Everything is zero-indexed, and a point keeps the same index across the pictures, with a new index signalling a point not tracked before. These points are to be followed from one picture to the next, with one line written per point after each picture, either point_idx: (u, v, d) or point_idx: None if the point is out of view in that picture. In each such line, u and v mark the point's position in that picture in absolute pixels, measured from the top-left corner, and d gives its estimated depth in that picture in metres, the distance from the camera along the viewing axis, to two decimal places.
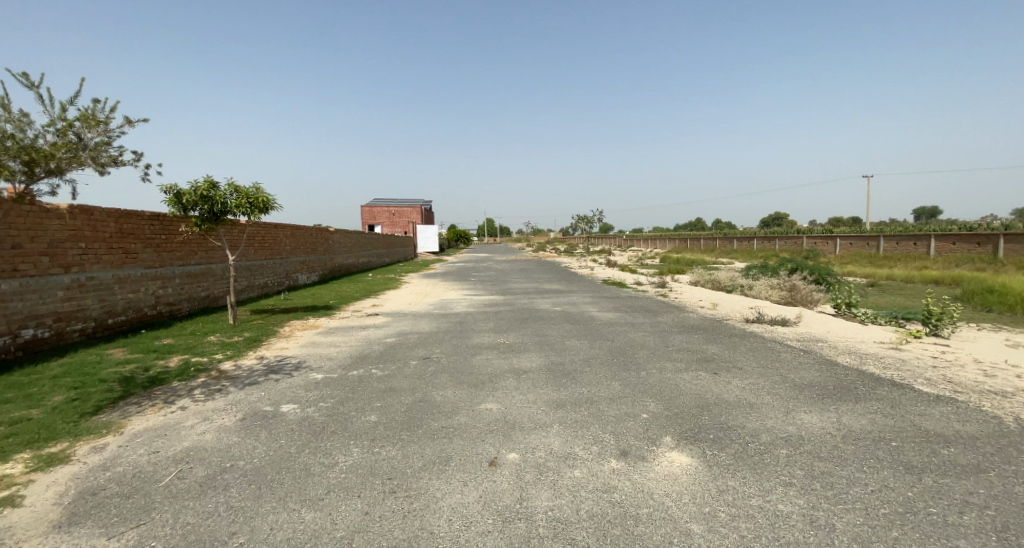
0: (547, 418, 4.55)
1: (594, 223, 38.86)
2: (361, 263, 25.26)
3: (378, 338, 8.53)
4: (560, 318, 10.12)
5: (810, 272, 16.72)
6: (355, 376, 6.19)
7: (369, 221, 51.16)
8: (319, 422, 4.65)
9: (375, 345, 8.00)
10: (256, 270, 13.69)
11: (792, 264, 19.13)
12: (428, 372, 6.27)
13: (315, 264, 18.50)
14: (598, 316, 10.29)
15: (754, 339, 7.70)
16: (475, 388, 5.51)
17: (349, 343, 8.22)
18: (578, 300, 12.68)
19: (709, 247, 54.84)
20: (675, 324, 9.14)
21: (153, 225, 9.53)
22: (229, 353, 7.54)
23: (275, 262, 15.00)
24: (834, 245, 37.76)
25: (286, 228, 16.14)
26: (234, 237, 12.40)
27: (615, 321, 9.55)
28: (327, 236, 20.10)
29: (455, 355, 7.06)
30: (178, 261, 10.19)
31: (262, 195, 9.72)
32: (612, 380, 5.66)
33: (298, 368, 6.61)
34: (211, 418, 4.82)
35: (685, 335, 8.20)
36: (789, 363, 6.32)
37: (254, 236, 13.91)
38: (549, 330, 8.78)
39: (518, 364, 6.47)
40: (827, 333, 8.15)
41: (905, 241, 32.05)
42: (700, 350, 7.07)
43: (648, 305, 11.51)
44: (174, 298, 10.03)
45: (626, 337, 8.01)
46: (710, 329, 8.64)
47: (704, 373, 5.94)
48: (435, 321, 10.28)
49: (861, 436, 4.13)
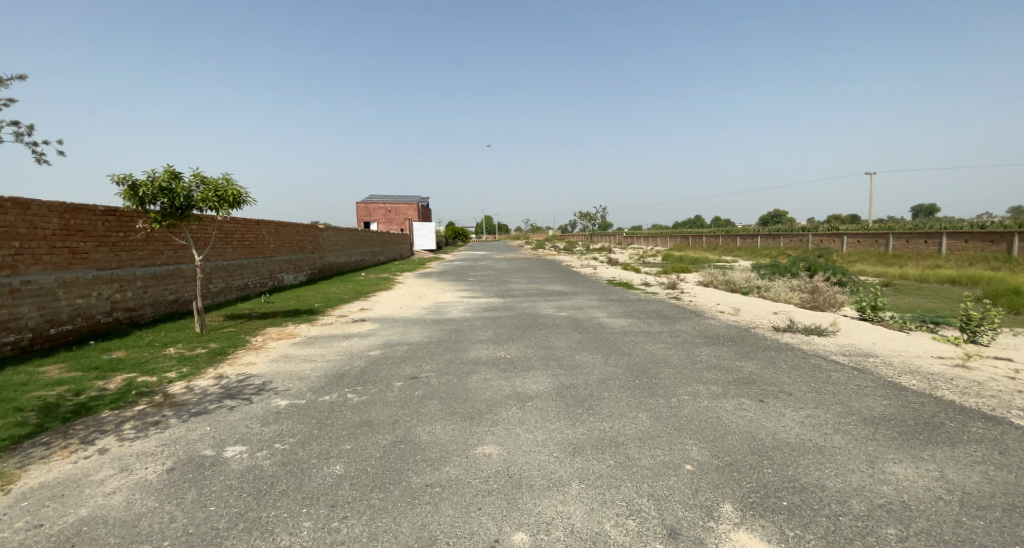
0: (561, 472, 3.50)
1: (596, 220, 37.68)
2: (354, 262, 24.16)
3: (360, 350, 7.47)
4: (567, 325, 9.04)
5: (829, 272, 15.64)
6: (326, 403, 5.12)
7: (365, 218, 50.09)
8: (267, 476, 3.57)
9: (355, 359, 6.93)
10: (234, 270, 12.65)
11: (808, 263, 18.04)
12: (415, 397, 5.20)
13: (303, 264, 17.44)
14: (609, 323, 9.22)
15: (795, 354, 6.64)
16: (470, 422, 4.45)
17: (327, 357, 7.14)
18: (585, 305, 11.59)
19: (711, 245, 53.74)
20: (698, 334, 8.07)
21: (108, 221, 8.52)
22: (184, 370, 6.50)
23: (256, 262, 13.95)
24: (842, 242, 36.71)
25: (269, 224, 15.09)
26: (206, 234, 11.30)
27: (629, 330, 8.49)
28: (317, 234, 19.04)
29: (447, 375, 5.99)
30: (139, 262, 9.14)
31: (232, 187, 8.67)
32: (637, 412, 4.62)
33: (259, 391, 5.55)
34: (131, 468, 3.81)
35: (713, 348, 7.14)
36: (847, 387, 5.26)
37: (233, 233, 12.86)
38: (555, 341, 7.70)
39: (522, 388, 5.40)
40: (875, 345, 7.08)
41: (915, 239, 31.00)
42: (734, 368, 6.01)
43: (662, 310, 10.44)
44: (136, 304, 8.98)
45: (646, 351, 6.95)
46: (738, 340, 7.58)
47: (747, 402, 4.88)
48: (427, 328, 9.20)
49: (987, 503, 3.02)
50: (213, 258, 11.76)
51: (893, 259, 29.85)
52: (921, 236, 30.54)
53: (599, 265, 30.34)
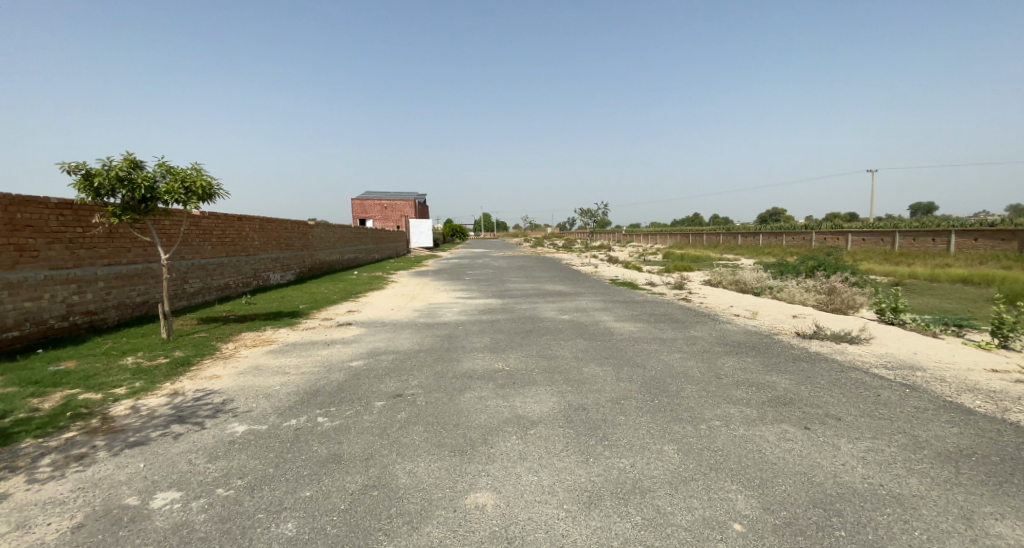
0: (574, 537, 2.75)
1: (597, 217, 36.70)
2: (347, 260, 23.33)
3: (341, 361, 6.66)
4: (570, 331, 8.22)
5: (843, 271, 14.86)
6: (290, 429, 4.32)
7: (360, 215, 49.22)
8: (198, 539, 2.79)
9: (334, 372, 6.12)
10: (213, 269, 11.82)
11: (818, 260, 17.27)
12: (397, 422, 4.41)
13: (290, 262, 16.61)
14: (617, 328, 8.41)
15: (831, 367, 5.86)
16: (459, 458, 3.66)
17: (302, 368, 6.34)
18: (589, 307, 10.80)
19: (712, 243, 52.97)
20: (717, 342, 7.27)
21: (63, 216, 7.70)
22: (136, 385, 5.69)
23: (239, 260, 13.14)
24: (846, 240, 35.99)
25: (253, 220, 14.27)
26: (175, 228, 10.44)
27: (640, 337, 7.69)
28: (305, 230, 18.20)
29: (435, 392, 5.19)
30: (101, 260, 8.34)
31: (201, 178, 7.90)
32: (662, 444, 3.84)
33: (215, 414, 4.74)
34: (31, 522, 3.01)
35: (736, 359, 6.34)
36: (904, 410, 4.48)
37: (211, 229, 12.03)
38: (558, 350, 6.90)
39: (522, 410, 4.60)
40: (918, 355, 6.32)
41: (922, 237, 30.21)
42: (767, 385, 5.21)
43: (673, 314, 9.64)
44: (97, 306, 8.16)
45: (662, 363, 6.15)
46: (763, 349, 6.78)
47: (791, 429, 4.09)
48: (417, 334, 8.39)
49: None
50: (189, 256, 10.95)
51: (900, 257, 29.12)
52: (928, 234, 29.80)
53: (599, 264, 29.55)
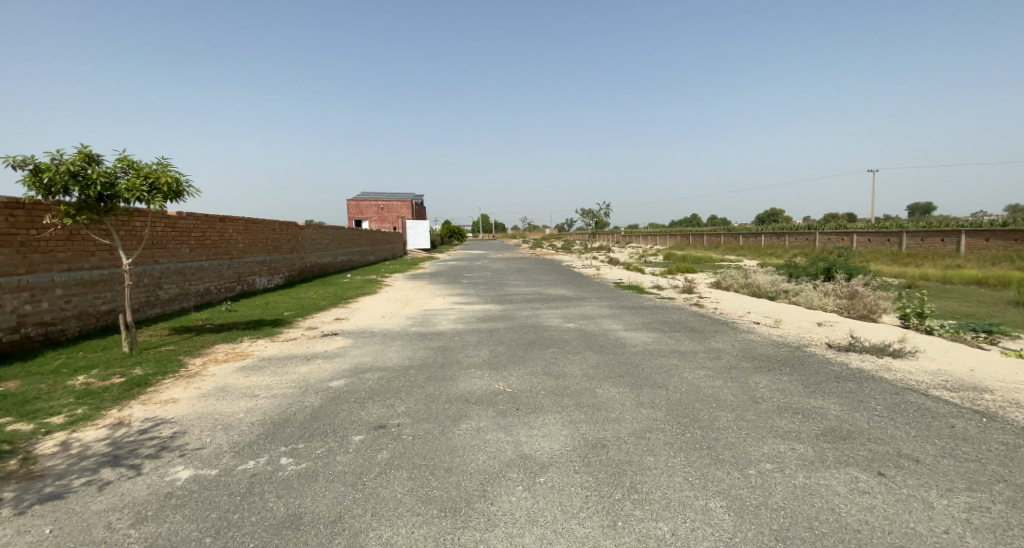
0: None
1: (596, 217, 35.89)
2: (340, 263, 22.51)
3: (318, 380, 5.86)
4: (577, 343, 7.41)
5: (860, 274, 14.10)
6: (244, 477, 3.53)
7: (357, 217, 48.49)
8: None
9: (309, 395, 5.32)
10: (190, 274, 11.00)
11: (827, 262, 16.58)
12: (377, 465, 3.62)
13: (278, 265, 15.82)
14: (629, 339, 7.61)
15: (882, 390, 5.08)
16: (452, 523, 2.88)
17: (273, 389, 5.54)
18: (595, 314, 10.01)
19: (713, 243, 52.29)
20: (744, 355, 6.49)
21: (10, 217, 6.91)
22: (77, 413, 4.91)
23: (221, 263, 12.36)
24: (852, 240, 35.19)
25: (237, 221, 13.48)
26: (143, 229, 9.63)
27: (656, 349, 6.90)
28: (295, 232, 17.42)
29: (424, 423, 4.39)
30: (60, 266, 7.57)
31: (167, 174, 7.14)
32: (708, 500, 3.06)
33: (159, 453, 3.96)
34: None
35: (770, 377, 5.56)
36: (991, 447, 3.69)
37: (189, 230, 11.21)
38: (566, 366, 6.09)
39: (528, 449, 3.80)
40: (977, 372, 5.53)
41: (931, 237, 29.36)
42: (815, 413, 4.42)
43: (688, 322, 8.85)
44: (54, 317, 7.37)
45: (686, 383, 5.36)
46: (797, 365, 6.00)
47: (862, 476, 3.30)
48: (408, 346, 7.58)
49: None
50: (164, 260, 10.18)
51: (908, 258, 28.35)
52: (937, 234, 29.00)
53: (600, 265, 28.75)
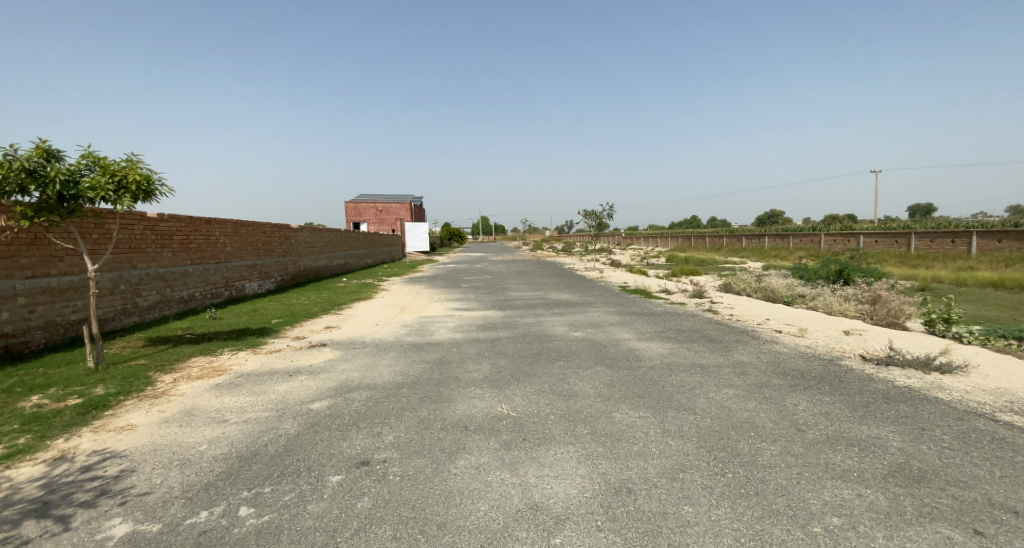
0: None
1: (598, 218, 35.26)
2: (335, 266, 21.86)
3: (298, 401, 5.20)
4: (587, 355, 6.76)
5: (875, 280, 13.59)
6: (192, 536, 2.89)
7: (354, 218, 47.90)
8: None
9: (285, 420, 4.67)
10: (172, 280, 10.34)
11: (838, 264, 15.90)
12: (359, 518, 2.99)
13: (269, 269, 15.15)
14: (643, 351, 6.96)
15: (942, 415, 4.44)
16: None
17: (246, 412, 4.89)
18: (603, 321, 9.35)
19: (716, 245, 51.63)
20: (773, 370, 5.84)
21: None
22: (17, 443, 4.24)
23: (207, 268, 11.72)
24: (857, 241, 34.51)
25: (225, 223, 12.84)
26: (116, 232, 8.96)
27: (674, 363, 6.25)
28: (286, 234, 16.76)
29: (415, 458, 3.75)
30: (22, 272, 6.91)
31: (135, 172, 6.44)
32: None
33: (96, 500, 3.29)
34: None
35: (809, 396, 4.91)
36: None
37: (171, 233, 10.55)
38: (576, 384, 5.44)
39: (539, 495, 3.17)
40: None
41: (940, 238, 28.68)
42: (874, 447, 3.78)
43: (704, 331, 8.20)
44: (16, 327, 6.71)
45: (714, 405, 4.71)
46: (836, 382, 5.36)
47: (954, 540, 2.71)
48: (401, 359, 6.93)
49: None
50: (142, 265, 9.53)
51: (917, 260, 27.64)
52: (947, 235, 28.34)
53: (602, 268, 28.08)
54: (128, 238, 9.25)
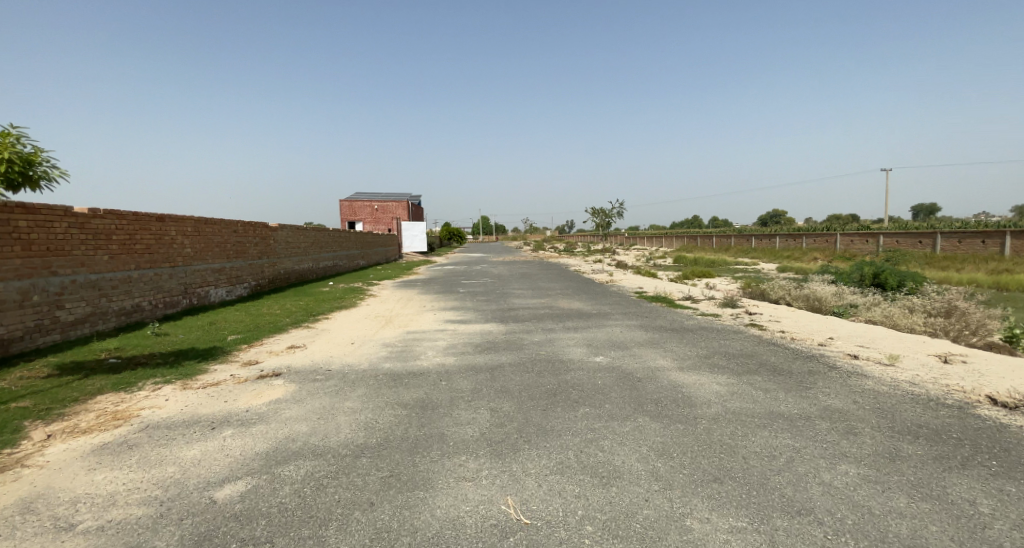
0: None
1: (603, 216, 33.43)
2: (322, 269, 20.17)
3: (201, 482, 3.48)
4: (619, 395, 5.04)
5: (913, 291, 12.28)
6: None
7: (350, 217, 46.25)
8: None
9: (166, 528, 2.96)
10: (107, 289, 8.64)
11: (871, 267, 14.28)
12: None
13: (240, 274, 13.45)
14: (694, 389, 5.24)
15: None
16: None
17: (113, 509, 3.17)
18: (629, 340, 7.61)
19: (723, 246, 49.53)
20: (890, 428, 4.13)
21: None
22: None
23: (159, 273, 10.06)
24: (876, 242, 32.49)
25: (185, 222, 11.17)
26: (25, 232, 7.27)
27: (742, 412, 4.53)
28: (263, 233, 15.06)
29: None
30: None
31: (13, 151, 4.93)
32: None
33: None
34: None
35: (979, 490, 3.20)
36: None
37: (106, 233, 8.83)
38: (615, 454, 3.72)
39: None
40: None
41: (969, 238, 26.63)
42: None
43: (761, 357, 6.47)
44: None
45: (843, 507, 3.00)
46: (998, 454, 3.65)
47: None
48: (370, 400, 5.20)
49: None
50: (67, 270, 7.88)
51: (945, 262, 25.70)
52: (977, 234, 26.28)
53: (611, 270, 26.27)
54: (44, 238, 7.56)
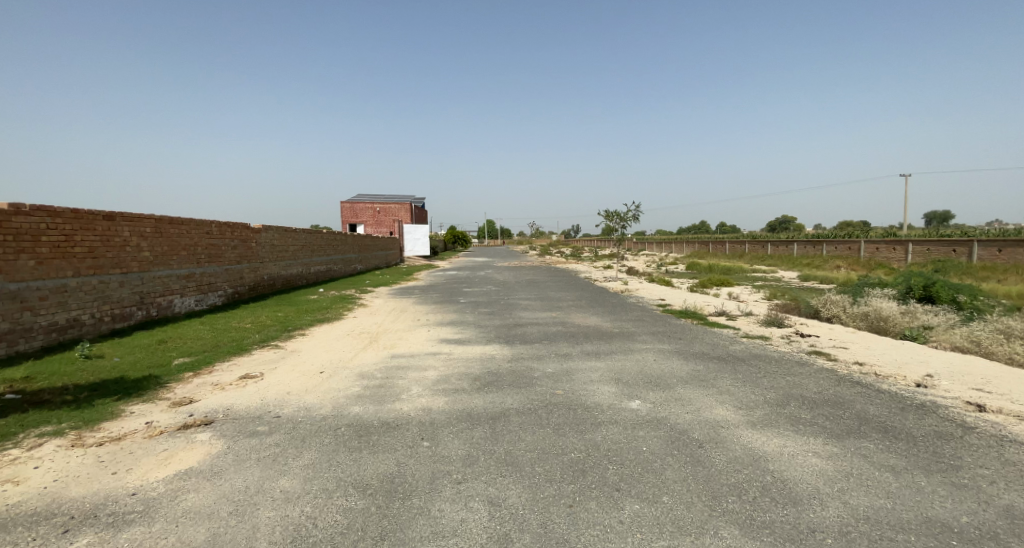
0: None
1: (613, 220, 31.65)
2: (313, 274, 18.67)
3: None
4: (680, 479, 3.43)
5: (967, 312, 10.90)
6: None
7: (351, 220, 44.94)
8: None
9: None
10: (30, 300, 7.11)
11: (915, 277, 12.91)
12: None
13: (213, 281, 11.92)
14: (785, 468, 3.62)
15: None
16: None
17: None
18: (669, 376, 5.96)
19: (738, 252, 47.61)
20: None
21: None
22: None
23: (106, 280, 8.54)
24: (904, 251, 30.32)
25: (142, 221, 9.67)
26: None
27: (882, 521, 2.95)
28: (242, 236, 13.53)
29: None
30: None
31: None
32: None
33: None
34: None
35: None
36: None
37: (31, 233, 7.32)
38: None
39: None
40: None
41: (1010, 249, 24.42)
42: None
43: (853, 408, 4.85)
44: None
45: None
46: None
47: None
48: (317, 475, 3.62)
49: None
50: None
51: (986, 274, 23.61)
52: (1019, 244, 24.01)
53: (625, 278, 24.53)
54: None
